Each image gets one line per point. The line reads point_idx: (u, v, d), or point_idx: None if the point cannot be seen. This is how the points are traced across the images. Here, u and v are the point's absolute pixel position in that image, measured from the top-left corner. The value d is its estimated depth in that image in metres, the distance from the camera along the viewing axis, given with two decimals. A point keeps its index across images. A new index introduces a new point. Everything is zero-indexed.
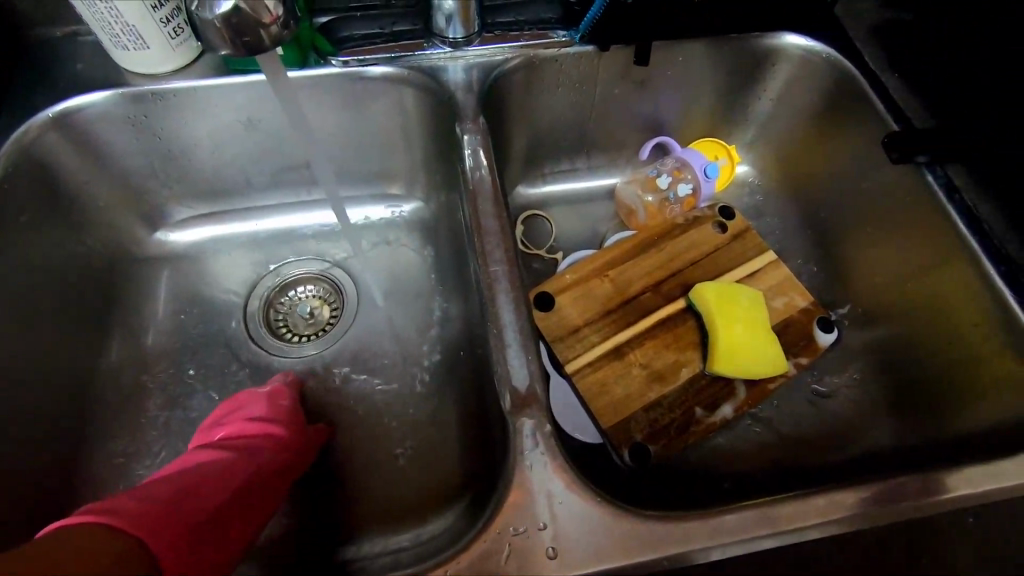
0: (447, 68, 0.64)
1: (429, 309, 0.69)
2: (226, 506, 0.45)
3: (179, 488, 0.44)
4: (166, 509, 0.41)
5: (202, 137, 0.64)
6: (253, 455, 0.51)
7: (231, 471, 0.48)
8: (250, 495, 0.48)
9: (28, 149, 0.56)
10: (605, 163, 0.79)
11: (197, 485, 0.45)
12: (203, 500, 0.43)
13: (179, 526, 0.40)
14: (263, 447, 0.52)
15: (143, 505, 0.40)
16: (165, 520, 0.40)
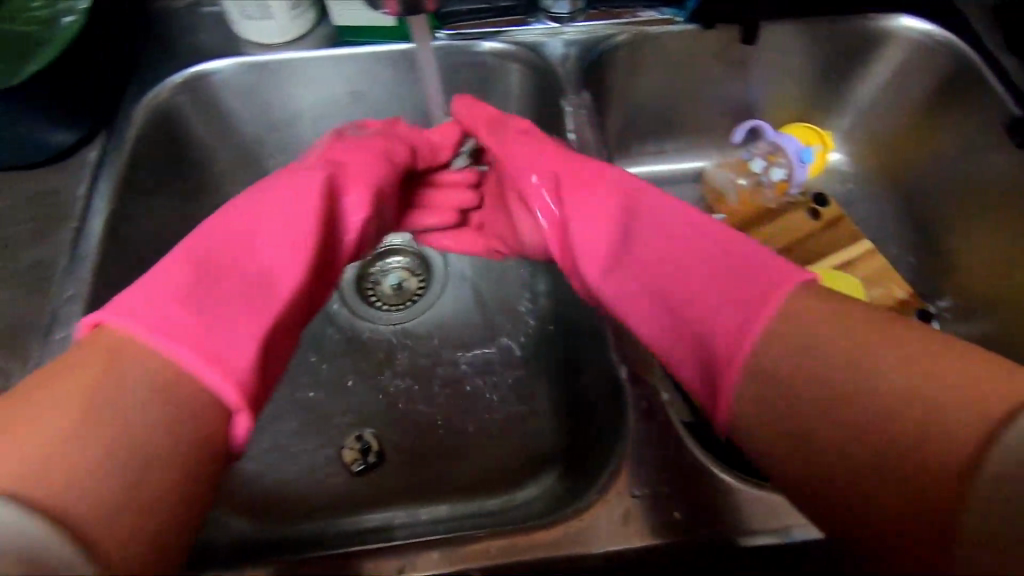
0: (547, 43, 0.64)
1: (518, 283, 0.69)
2: (243, 277, 0.42)
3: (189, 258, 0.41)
4: (178, 305, 0.38)
5: (309, 107, 0.66)
6: (267, 226, 0.46)
7: (262, 235, 0.45)
8: (272, 255, 0.45)
9: (159, 113, 0.60)
10: (693, 146, 0.77)
11: (209, 268, 0.41)
12: (218, 272, 0.42)
13: (193, 316, 0.38)
14: (255, 214, 0.46)
15: (148, 300, 0.37)
16: (164, 318, 0.37)
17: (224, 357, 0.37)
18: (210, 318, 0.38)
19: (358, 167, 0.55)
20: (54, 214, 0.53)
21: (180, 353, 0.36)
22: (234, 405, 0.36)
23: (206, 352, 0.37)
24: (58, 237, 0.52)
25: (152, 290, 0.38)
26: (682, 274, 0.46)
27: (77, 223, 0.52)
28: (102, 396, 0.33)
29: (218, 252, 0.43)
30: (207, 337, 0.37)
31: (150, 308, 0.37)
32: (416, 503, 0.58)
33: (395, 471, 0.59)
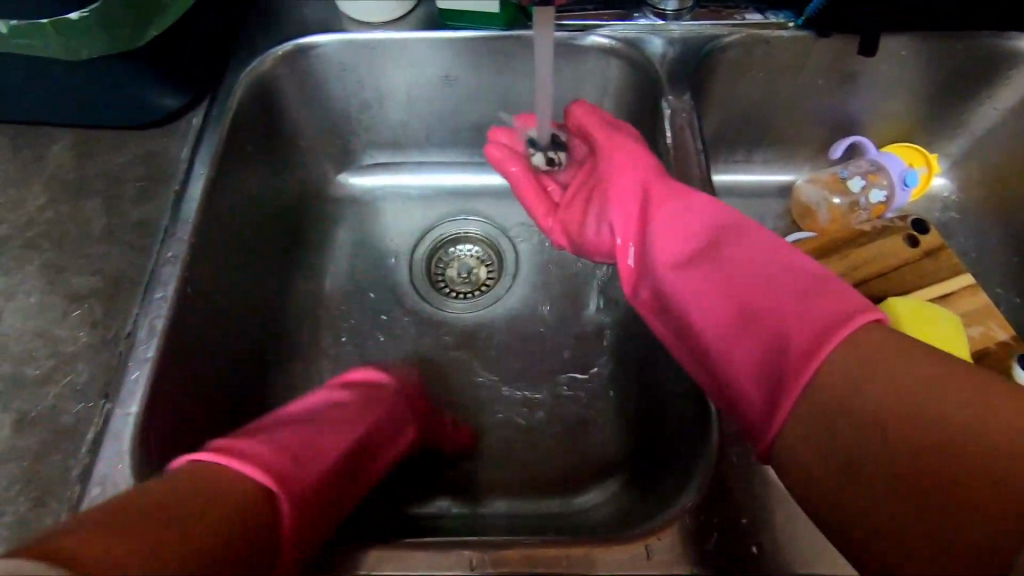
0: (647, 39, 0.62)
1: (591, 284, 0.68)
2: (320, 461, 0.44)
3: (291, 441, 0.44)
4: (269, 460, 0.40)
5: (401, 88, 0.66)
6: (345, 431, 0.48)
7: (327, 431, 0.47)
8: (329, 440, 0.46)
9: (260, 82, 0.61)
10: (786, 158, 0.74)
11: (308, 450, 0.44)
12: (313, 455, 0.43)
13: (260, 455, 0.40)
14: (347, 422, 0.49)
15: (254, 446, 0.41)
16: (274, 470, 0.40)
17: (277, 473, 0.39)
18: (278, 458, 0.41)
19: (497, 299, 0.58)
20: (158, 175, 0.55)
21: (250, 471, 0.38)
22: (285, 508, 0.37)
23: (263, 472, 0.39)
24: (161, 198, 0.54)
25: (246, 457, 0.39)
26: (755, 296, 0.45)
27: (179, 186, 0.54)
28: (188, 491, 0.34)
29: (313, 437, 0.45)
30: (290, 481, 0.40)
31: (242, 454, 0.40)
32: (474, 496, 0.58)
33: (458, 459, 0.60)
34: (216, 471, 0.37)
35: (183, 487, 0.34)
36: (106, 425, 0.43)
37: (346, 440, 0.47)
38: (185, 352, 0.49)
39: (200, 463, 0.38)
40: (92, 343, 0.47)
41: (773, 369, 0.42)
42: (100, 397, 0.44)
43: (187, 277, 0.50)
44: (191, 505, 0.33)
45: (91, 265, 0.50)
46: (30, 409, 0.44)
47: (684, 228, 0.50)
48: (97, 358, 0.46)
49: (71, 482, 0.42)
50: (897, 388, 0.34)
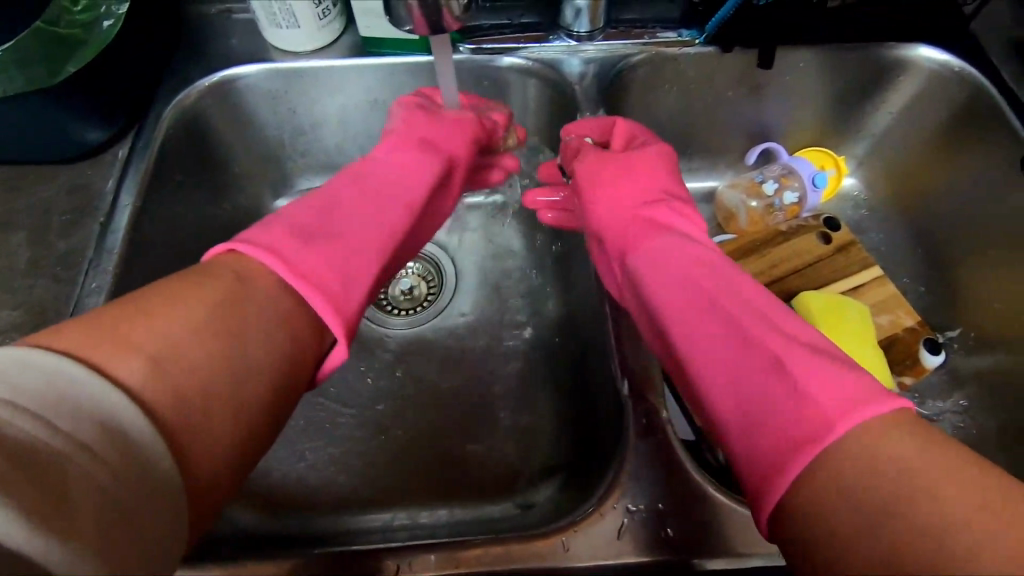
0: (566, 61, 0.65)
1: (528, 295, 0.70)
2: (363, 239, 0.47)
3: (317, 215, 0.46)
4: (315, 261, 0.42)
5: (331, 113, 0.68)
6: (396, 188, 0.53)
7: (375, 202, 0.50)
8: (386, 218, 0.50)
9: (187, 114, 0.62)
10: (706, 166, 0.78)
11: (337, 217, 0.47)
12: (354, 236, 0.46)
13: (311, 249, 0.43)
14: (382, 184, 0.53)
15: (286, 238, 0.43)
16: (317, 269, 0.42)
17: (320, 288, 0.41)
18: (333, 261, 0.43)
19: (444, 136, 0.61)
20: (84, 207, 0.55)
21: (284, 273, 0.40)
22: (331, 326, 0.41)
23: (306, 270, 0.41)
24: (86, 231, 0.54)
25: (282, 243, 0.42)
26: (749, 322, 0.41)
27: (104, 218, 0.54)
28: (233, 279, 0.38)
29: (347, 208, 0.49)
30: (336, 292, 0.42)
31: (270, 242, 0.42)
32: (418, 506, 0.59)
33: (401, 472, 0.60)
34: (251, 279, 0.39)
35: (236, 279, 0.38)
36: None
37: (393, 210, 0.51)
38: None
39: (247, 258, 0.40)
40: None
41: (802, 415, 0.35)
42: None
43: (113, 306, 0.50)
44: (216, 293, 0.36)
45: (14, 300, 0.50)
46: None
47: (689, 253, 0.48)
48: None
49: None
50: (905, 477, 0.30)
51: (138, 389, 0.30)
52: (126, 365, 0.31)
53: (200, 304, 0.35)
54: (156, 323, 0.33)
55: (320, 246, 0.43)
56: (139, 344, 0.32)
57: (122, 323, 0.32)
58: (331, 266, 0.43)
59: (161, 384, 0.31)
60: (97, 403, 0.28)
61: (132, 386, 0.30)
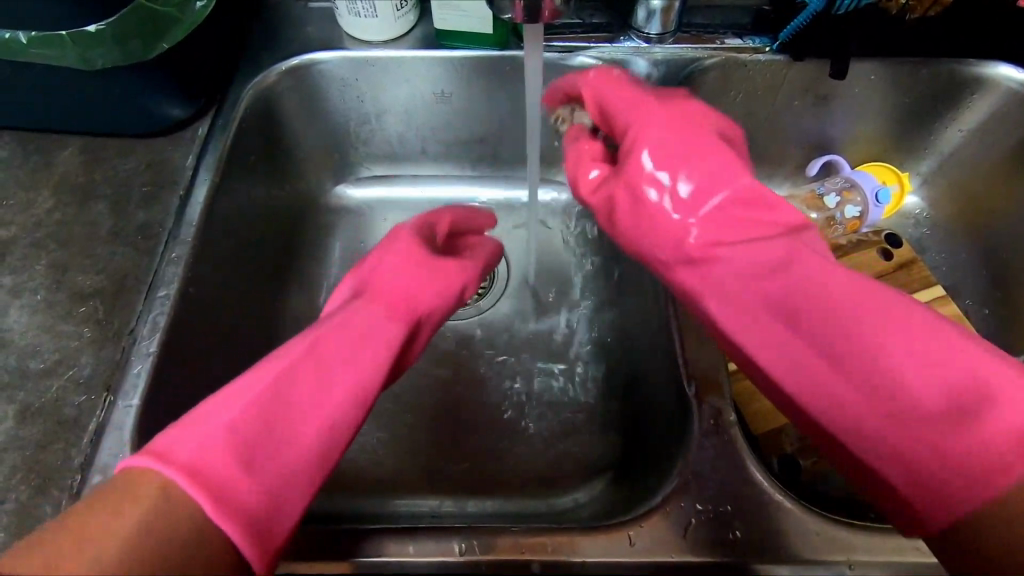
0: (633, 61, 0.65)
1: (579, 294, 0.70)
2: (314, 422, 0.39)
3: (261, 392, 0.38)
4: (251, 483, 0.34)
5: (398, 104, 0.70)
6: (364, 324, 0.45)
7: (340, 357, 0.42)
8: (329, 401, 0.40)
9: (263, 95, 0.63)
10: (765, 176, 0.77)
11: (277, 402, 0.38)
12: (303, 423, 0.38)
13: (242, 460, 0.35)
14: (344, 351, 0.43)
15: (204, 438, 0.35)
16: (228, 490, 0.33)
17: (247, 512, 0.33)
18: (246, 482, 0.34)
19: (441, 273, 0.56)
20: (165, 180, 0.57)
21: (201, 498, 0.32)
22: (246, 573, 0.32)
23: (220, 488, 0.33)
24: (166, 203, 0.56)
25: (204, 439, 0.35)
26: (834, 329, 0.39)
27: (184, 191, 0.56)
28: (160, 498, 0.31)
29: (289, 391, 0.39)
30: (270, 532, 0.34)
31: (184, 449, 0.34)
32: (467, 496, 0.59)
33: (450, 462, 0.61)
34: (176, 491, 0.32)
35: (157, 498, 0.31)
36: (107, 417, 0.44)
37: (361, 357, 0.43)
38: (187, 351, 0.50)
39: (151, 469, 0.32)
40: (95, 338, 0.48)
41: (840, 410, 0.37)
42: (102, 390, 0.46)
43: (190, 276, 0.52)
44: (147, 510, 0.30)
45: (95, 265, 0.52)
46: (33, 401, 0.45)
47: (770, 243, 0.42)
48: (100, 354, 0.47)
49: (72, 472, 0.42)
50: None
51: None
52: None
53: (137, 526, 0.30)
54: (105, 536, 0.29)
55: (242, 461, 0.35)
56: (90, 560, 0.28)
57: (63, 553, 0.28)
58: (262, 482, 0.35)
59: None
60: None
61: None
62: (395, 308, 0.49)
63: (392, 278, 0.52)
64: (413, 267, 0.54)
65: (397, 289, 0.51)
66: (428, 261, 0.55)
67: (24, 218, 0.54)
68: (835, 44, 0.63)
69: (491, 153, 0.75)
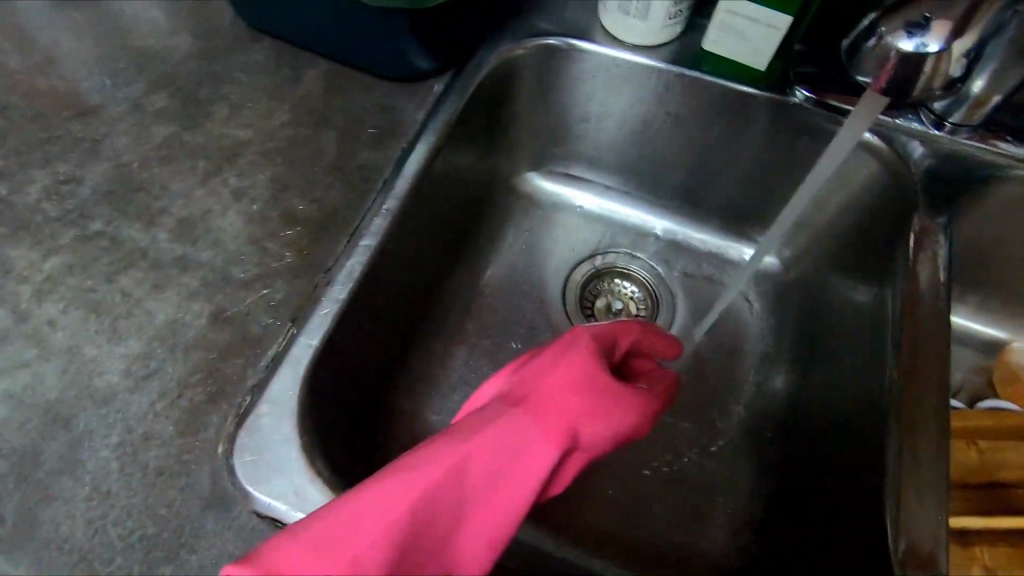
0: (915, 147, 0.55)
1: (748, 372, 0.63)
2: (435, 567, 0.37)
3: (389, 519, 0.36)
4: None
5: (628, 114, 0.65)
6: (515, 450, 0.41)
7: (481, 488, 0.39)
8: (461, 541, 0.38)
9: (502, 68, 0.61)
10: (1005, 313, 0.65)
11: (406, 538, 0.36)
12: (425, 560, 0.37)
13: None
14: (487, 482, 0.40)
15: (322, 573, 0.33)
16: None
17: None
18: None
19: (606, 408, 0.45)
20: (392, 125, 0.56)
21: None
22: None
23: None
24: (387, 149, 0.55)
25: (324, 565, 0.34)
26: None
27: (406, 142, 0.55)
28: None
29: (421, 522, 0.37)
30: None
31: (305, 574, 0.33)
32: (567, 542, 0.54)
33: (563, 500, 0.56)
34: None
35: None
36: (288, 349, 0.44)
37: (506, 494, 0.40)
38: (366, 304, 0.50)
39: None
40: (294, 264, 0.48)
41: None
42: (288, 319, 0.46)
43: (392, 231, 0.51)
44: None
45: (310, 192, 0.52)
46: (226, 307, 0.46)
47: None
48: (293, 282, 0.47)
49: (243, 391, 0.43)
50: None
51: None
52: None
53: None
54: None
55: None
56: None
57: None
58: None
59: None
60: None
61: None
62: (553, 440, 0.42)
63: (553, 396, 0.44)
64: (577, 399, 0.44)
65: (553, 434, 0.42)
66: (602, 395, 0.45)
67: (260, 126, 0.56)
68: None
69: (699, 191, 0.69)
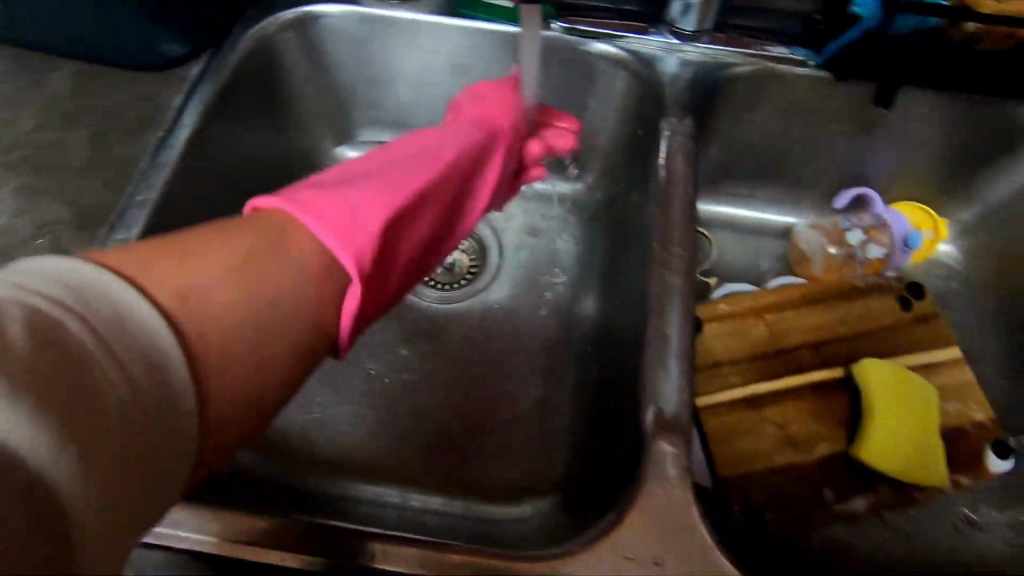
0: (663, 59, 0.60)
1: (567, 298, 0.66)
2: (397, 236, 0.45)
3: (354, 186, 0.43)
4: (347, 210, 0.40)
5: (410, 71, 0.65)
6: (448, 161, 0.51)
7: (422, 193, 0.47)
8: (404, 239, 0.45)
9: (264, 43, 0.60)
10: (790, 200, 0.71)
11: (372, 193, 0.44)
12: (389, 189, 0.45)
13: (348, 211, 0.40)
14: (425, 176, 0.49)
15: (339, 195, 0.41)
16: (349, 218, 0.40)
17: (354, 234, 0.39)
18: (371, 214, 0.42)
19: (494, 114, 0.55)
20: (148, 117, 0.55)
21: (316, 229, 0.38)
22: (356, 273, 0.38)
23: (333, 217, 0.39)
24: (145, 141, 0.54)
25: (318, 198, 0.40)
26: None
27: (163, 131, 0.54)
28: (277, 234, 0.36)
29: (378, 184, 0.45)
30: (371, 236, 0.40)
31: (311, 200, 0.39)
32: (409, 489, 0.56)
33: (408, 453, 0.58)
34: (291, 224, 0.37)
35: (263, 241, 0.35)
36: None
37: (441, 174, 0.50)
38: None
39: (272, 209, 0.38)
40: None
41: None
42: None
43: (154, 220, 0.50)
44: (258, 239, 0.35)
45: (66, 196, 0.51)
46: None
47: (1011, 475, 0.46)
48: None
49: None
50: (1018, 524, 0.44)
51: (172, 311, 0.28)
52: (171, 287, 0.29)
53: (242, 240, 0.34)
54: (200, 252, 0.32)
55: (361, 207, 0.41)
56: (184, 277, 0.30)
57: (150, 250, 0.31)
58: (355, 232, 0.39)
59: (201, 321, 0.30)
60: (148, 335, 0.27)
61: (169, 312, 0.28)
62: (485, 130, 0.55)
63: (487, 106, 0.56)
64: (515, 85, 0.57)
65: (452, 139, 0.53)
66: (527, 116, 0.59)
67: (4, 138, 0.53)
68: (890, 73, 0.57)
69: None
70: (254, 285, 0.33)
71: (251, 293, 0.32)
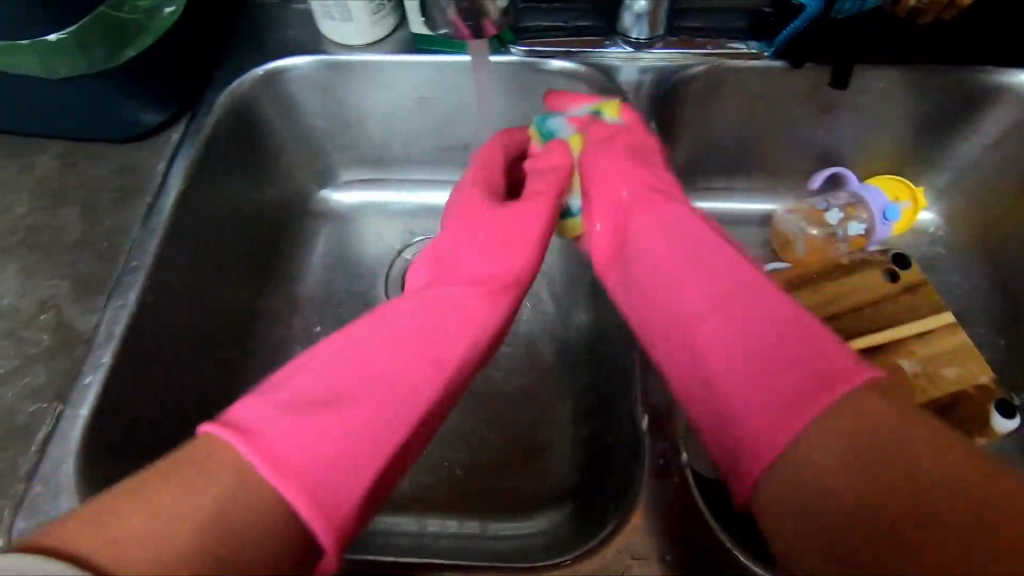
0: (621, 69, 0.63)
1: (559, 309, 0.67)
2: (378, 438, 0.39)
3: (323, 402, 0.39)
4: (306, 450, 0.36)
5: (380, 109, 0.67)
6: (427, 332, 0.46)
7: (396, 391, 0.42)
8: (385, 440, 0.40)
9: (237, 102, 0.62)
10: (765, 187, 0.72)
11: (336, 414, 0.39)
12: (362, 399, 0.40)
13: (311, 453, 0.36)
14: (402, 369, 0.43)
15: (295, 422, 0.37)
16: (308, 464, 0.36)
17: (314, 485, 0.35)
18: (325, 449, 0.37)
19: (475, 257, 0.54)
20: (135, 186, 0.57)
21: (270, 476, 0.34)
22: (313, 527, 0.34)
23: (293, 468, 0.35)
24: (133, 210, 0.56)
25: (276, 428, 0.36)
26: None
27: (151, 199, 0.56)
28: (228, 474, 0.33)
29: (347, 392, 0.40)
30: (329, 496, 0.35)
31: (269, 435, 0.36)
32: (427, 515, 0.57)
33: (420, 481, 0.59)
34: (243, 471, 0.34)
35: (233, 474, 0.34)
36: (56, 426, 0.45)
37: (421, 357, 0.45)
38: (139, 358, 0.50)
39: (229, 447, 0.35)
40: (57, 344, 0.50)
41: None
42: (54, 399, 0.47)
43: (151, 284, 0.52)
44: (212, 473, 0.33)
45: (64, 271, 0.53)
46: None
47: None
48: (55, 363, 0.49)
49: (17, 480, 0.44)
50: None
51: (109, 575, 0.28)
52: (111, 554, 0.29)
53: (194, 475, 0.33)
54: (153, 498, 0.32)
55: (335, 417, 0.38)
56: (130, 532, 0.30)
57: (108, 509, 0.31)
58: (313, 482, 0.35)
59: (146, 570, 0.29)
60: None
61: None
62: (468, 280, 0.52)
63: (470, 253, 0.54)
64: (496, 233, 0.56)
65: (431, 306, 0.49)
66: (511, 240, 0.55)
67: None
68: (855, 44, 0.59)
69: None
70: (209, 523, 0.31)
71: (206, 527, 0.31)
